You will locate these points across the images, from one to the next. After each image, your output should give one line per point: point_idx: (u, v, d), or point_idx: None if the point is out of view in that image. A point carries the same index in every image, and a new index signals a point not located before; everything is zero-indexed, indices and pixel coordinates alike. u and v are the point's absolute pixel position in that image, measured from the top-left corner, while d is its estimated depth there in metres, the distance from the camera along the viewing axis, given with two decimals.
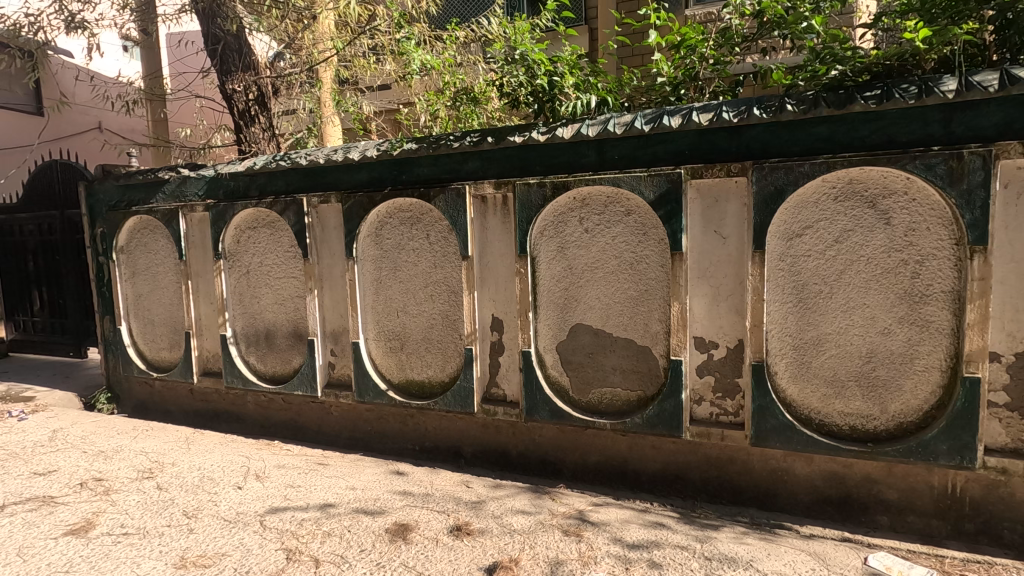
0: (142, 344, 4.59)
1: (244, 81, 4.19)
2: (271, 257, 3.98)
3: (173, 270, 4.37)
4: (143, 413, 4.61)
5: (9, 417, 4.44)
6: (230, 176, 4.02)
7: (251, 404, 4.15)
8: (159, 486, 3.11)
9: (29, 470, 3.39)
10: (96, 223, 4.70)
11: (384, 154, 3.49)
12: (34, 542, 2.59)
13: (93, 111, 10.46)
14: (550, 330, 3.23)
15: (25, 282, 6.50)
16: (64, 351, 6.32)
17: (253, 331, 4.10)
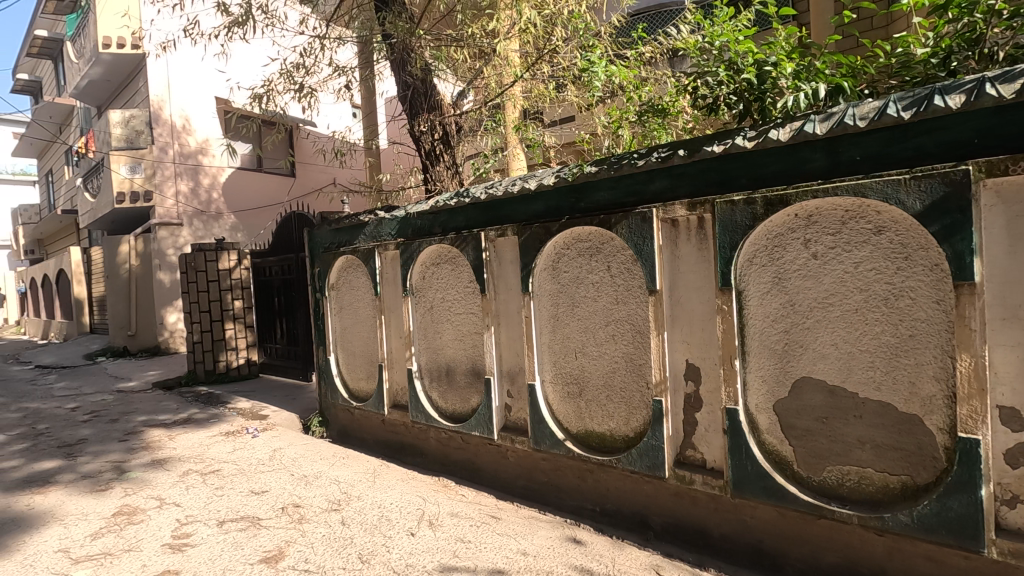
0: (345, 374, 4.94)
1: (429, 121, 4.41)
2: (453, 292, 3.95)
3: (370, 306, 4.65)
4: (344, 439, 4.93)
5: (247, 433, 5.17)
6: (417, 214, 4.12)
7: (432, 440, 4.11)
8: (343, 521, 3.22)
9: (249, 488, 3.81)
10: (314, 263, 5.22)
11: (560, 181, 3.19)
12: (236, 565, 2.78)
13: (328, 170, 12.89)
14: (765, 384, 2.54)
15: (272, 315, 7.71)
16: (296, 373, 7.29)
17: (435, 367, 4.09)
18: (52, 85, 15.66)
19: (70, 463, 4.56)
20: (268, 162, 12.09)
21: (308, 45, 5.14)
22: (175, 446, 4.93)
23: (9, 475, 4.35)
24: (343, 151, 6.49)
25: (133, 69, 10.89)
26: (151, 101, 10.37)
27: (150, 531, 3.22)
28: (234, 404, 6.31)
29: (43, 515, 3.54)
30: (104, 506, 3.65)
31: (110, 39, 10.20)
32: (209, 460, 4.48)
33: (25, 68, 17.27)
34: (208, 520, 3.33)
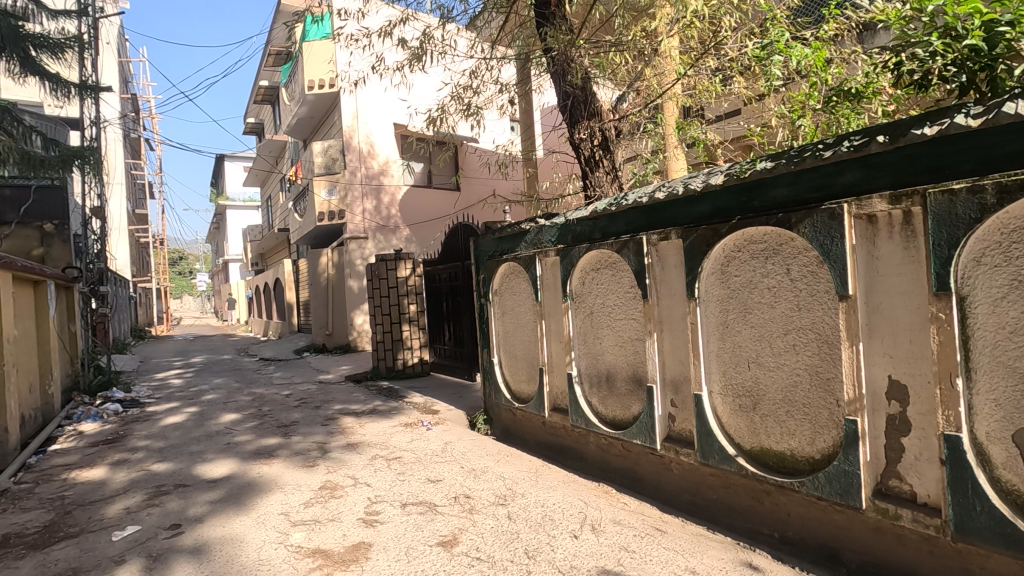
0: (507, 375, 5.17)
1: (589, 127, 4.47)
2: (613, 298, 3.92)
3: (531, 311, 4.81)
4: (506, 437, 5.16)
5: (422, 426, 5.68)
6: (577, 221, 4.15)
7: (592, 445, 4.11)
8: (509, 515, 3.38)
9: (426, 476, 4.17)
10: (479, 270, 5.56)
11: (731, 179, 2.99)
12: (418, 544, 3.06)
13: (488, 182, 13.70)
14: (1000, 409, 2.10)
15: (441, 318, 8.40)
16: (461, 373, 7.83)
17: (595, 372, 4.09)
18: (271, 125, 18.87)
19: (287, 440, 5.43)
20: (437, 178, 13.21)
21: (476, 67, 5.54)
22: (364, 433, 5.60)
23: (246, 447, 5.32)
24: (505, 163, 6.85)
25: (330, 106, 12.68)
26: (344, 131, 11.96)
27: (348, 505, 3.70)
28: (410, 399, 6.98)
29: (269, 482, 4.26)
30: (313, 480, 4.28)
31: (314, 82, 12.00)
32: (392, 447, 5.01)
33: (252, 113, 21.05)
34: (394, 501, 3.72)
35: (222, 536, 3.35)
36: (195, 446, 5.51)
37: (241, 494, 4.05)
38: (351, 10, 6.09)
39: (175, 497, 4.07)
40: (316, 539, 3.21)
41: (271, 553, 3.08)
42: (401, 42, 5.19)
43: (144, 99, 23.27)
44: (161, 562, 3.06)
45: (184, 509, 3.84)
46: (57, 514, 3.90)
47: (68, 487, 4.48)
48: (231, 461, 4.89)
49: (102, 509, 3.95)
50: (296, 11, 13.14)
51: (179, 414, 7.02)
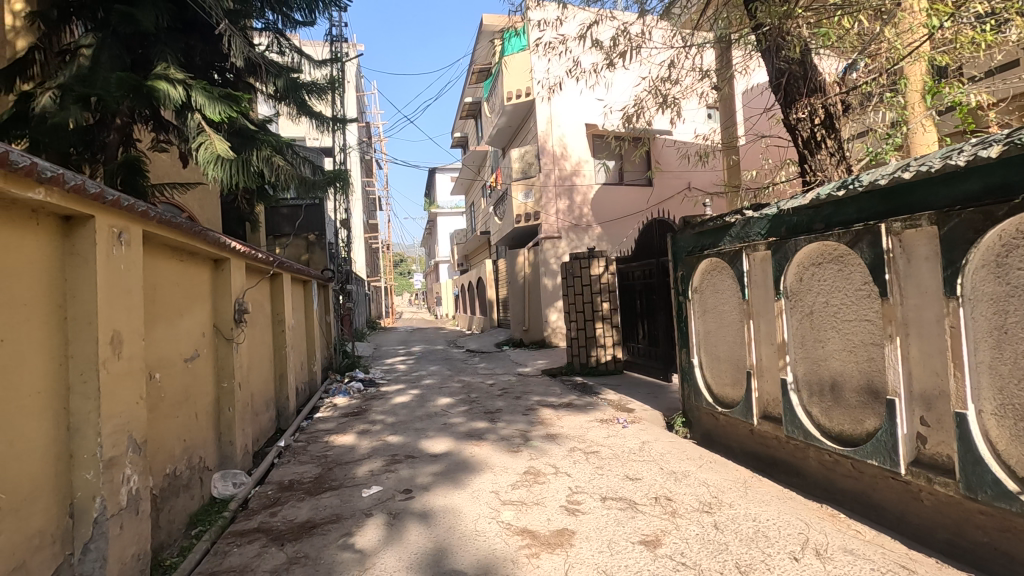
0: (709, 378, 4.88)
1: (809, 105, 4.15)
2: (840, 296, 3.41)
3: (737, 309, 4.46)
4: (708, 443, 4.87)
5: (618, 423, 5.71)
6: (793, 211, 3.70)
7: (813, 461, 3.63)
8: (716, 525, 3.21)
9: (625, 473, 4.18)
10: (678, 267, 5.35)
11: (1010, 148, 2.38)
12: (620, 540, 3.09)
13: (683, 175, 13.12)
14: None
15: (635, 316, 8.30)
16: (656, 373, 7.64)
17: (816, 381, 3.59)
18: (474, 137, 20.66)
19: (493, 426, 5.92)
20: (629, 175, 13.06)
21: (674, 57, 5.36)
22: (562, 424, 5.83)
23: (459, 428, 5.94)
24: (705, 153, 6.49)
25: (526, 113, 13.41)
26: (539, 136, 12.53)
27: (550, 492, 3.89)
28: (604, 396, 7.05)
29: (480, 462, 4.70)
30: (517, 464, 4.60)
31: (512, 92, 12.80)
32: (589, 441, 5.12)
33: (458, 128, 23.29)
34: (593, 494, 3.81)
35: (444, 505, 3.80)
36: (419, 424, 6.33)
37: (458, 470, 4.54)
38: (549, 20, 6.37)
39: (406, 466, 4.74)
40: (524, 519, 3.44)
41: (486, 526, 3.40)
42: (597, 43, 5.27)
43: (375, 125, 27.36)
44: (398, 520, 3.60)
45: (413, 477, 4.45)
46: (323, 470, 4.84)
47: (329, 448, 5.51)
48: (448, 440, 5.51)
49: (354, 469, 4.78)
50: (496, 29, 14.19)
51: (405, 395, 8.13)
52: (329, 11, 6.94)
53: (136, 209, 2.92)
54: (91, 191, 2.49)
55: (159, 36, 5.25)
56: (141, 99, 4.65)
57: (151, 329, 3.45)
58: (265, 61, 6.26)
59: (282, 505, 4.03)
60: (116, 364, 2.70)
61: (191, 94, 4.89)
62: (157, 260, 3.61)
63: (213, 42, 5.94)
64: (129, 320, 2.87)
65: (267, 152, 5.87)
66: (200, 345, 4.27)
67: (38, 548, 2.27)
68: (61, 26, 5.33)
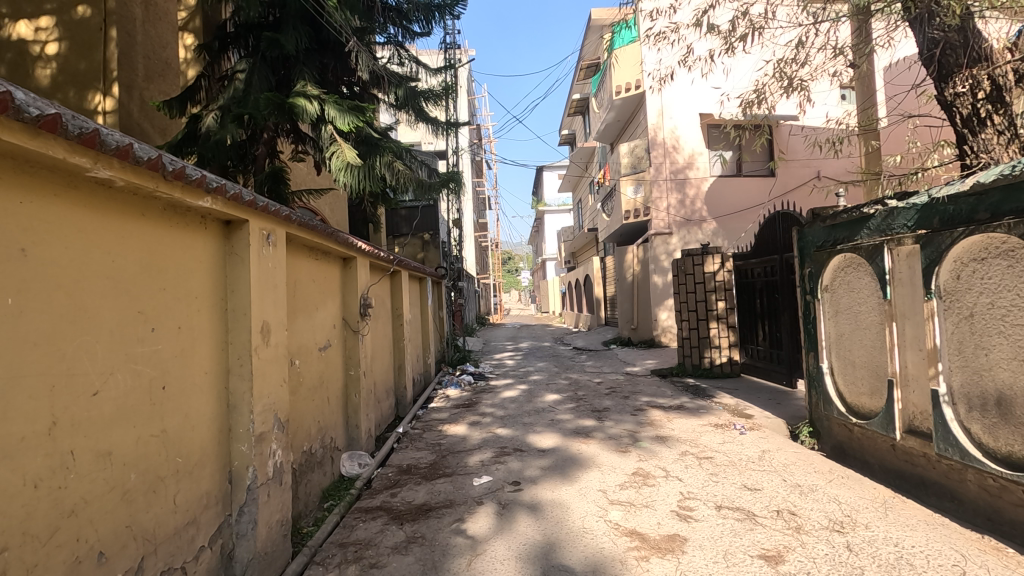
0: (842, 386, 4.43)
1: (971, 78, 3.67)
2: (1011, 296, 2.94)
3: (876, 310, 4.01)
4: (841, 457, 4.42)
5: (735, 429, 5.39)
6: (949, 199, 3.24)
7: (972, 486, 3.16)
8: (849, 546, 2.93)
9: (742, 482, 3.95)
10: (805, 263, 4.92)
11: None
12: (737, 551, 2.93)
13: (812, 163, 12.03)
14: None
15: (754, 316, 7.77)
16: (779, 378, 7.09)
17: (977, 394, 3.12)
18: (582, 134, 20.55)
19: (601, 424, 5.86)
20: (749, 165, 12.24)
21: (801, 36, 4.95)
22: (673, 427, 5.63)
23: (566, 425, 5.96)
24: (838, 139, 5.90)
25: (637, 107, 13.10)
26: (650, 129, 12.17)
27: (661, 496, 3.78)
28: (719, 400, 6.69)
29: (589, 460, 4.68)
30: (626, 464, 4.52)
31: (621, 86, 12.56)
32: (703, 446, 4.89)
33: (566, 126, 23.30)
34: (707, 501, 3.64)
35: (552, 499, 3.84)
36: (527, 418, 6.44)
37: (566, 466, 4.56)
38: (661, 10, 6.18)
39: (515, 459, 4.86)
40: (633, 521, 3.39)
41: (594, 524, 3.39)
42: (714, 28, 5.03)
43: (485, 126, 28.17)
44: (508, 511, 3.70)
45: (522, 470, 4.55)
46: (437, 457, 5.10)
47: (443, 437, 5.78)
48: (555, 436, 5.55)
49: (466, 458, 4.99)
50: (605, 23, 13.97)
51: (514, 390, 8.31)
52: (444, 20, 7.27)
53: (281, 213, 3.29)
54: (246, 199, 2.83)
55: (298, 57, 5.84)
56: (284, 115, 5.20)
57: (293, 321, 3.86)
58: (387, 73, 6.71)
59: (401, 487, 4.31)
60: (265, 351, 3.06)
61: (325, 107, 5.38)
62: (297, 258, 4.03)
63: (343, 59, 6.49)
64: (276, 313, 3.25)
65: (388, 158, 6.31)
66: (332, 335, 4.70)
67: (206, 507, 2.64)
68: (221, 54, 6.09)
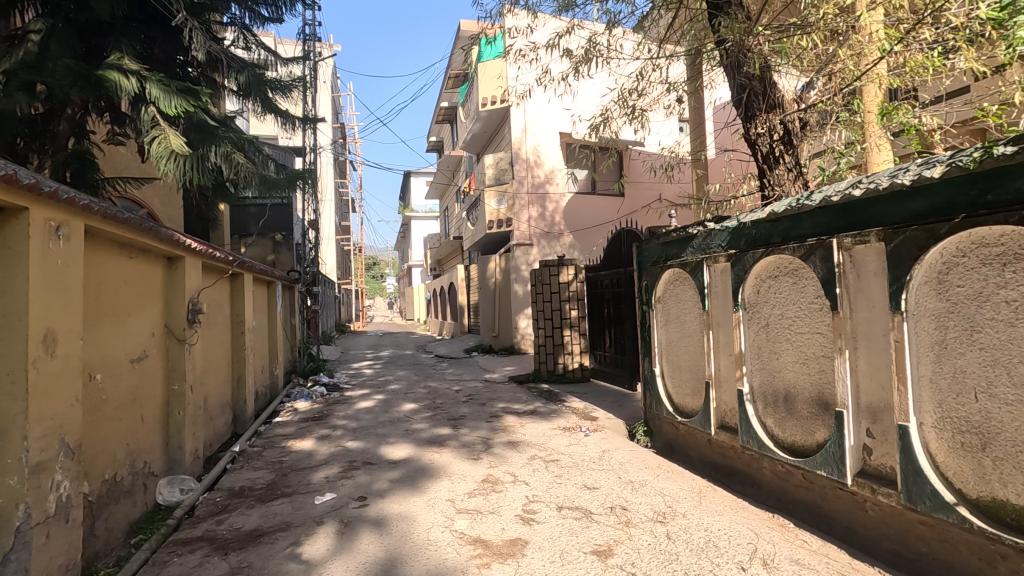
0: (670, 388, 4.91)
1: (768, 122, 4.32)
2: (794, 309, 3.47)
3: (698, 320, 4.50)
4: (668, 452, 4.88)
5: (580, 431, 5.71)
6: (752, 224, 3.74)
7: (766, 471, 3.66)
8: (669, 534, 3.23)
9: (582, 482, 4.18)
10: (642, 276, 5.38)
11: (956, 169, 2.39)
12: (572, 549, 3.07)
13: (654, 186, 13.33)
14: None
15: (602, 325, 8.34)
16: (622, 382, 7.67)
17: (771, 392, 3.64)
18: (449, 142, 20.65)
19: (456, 432, 5.85)
20: (602, 185, 13.20)
21: (642, 69, 5.44)
22: (525, 432, 5.80)
23: (421, 435, 5.85)
24: (671, 166, 6.57)
25: (501, 120, 13.48)
26: (513, 143, 12.60)
27: (507, 501, 3.85)
28: (569, 404, 7.05)
29: (440, 469, 4.63)
30: (477, 472, 4.54)
31: (487, 98, 12.85)
32: (551, 449, 5.10)
33: (434, 133, 23.23)
34: (549, 503, 3.79)
35: (399, 513, 3.73)
36: (381, 429, 6.22)
37: (416, 477, 4.46)
38: (521, 29, 6.44)
39: (364, 473, 4.64)
40: (478, 529, 3.40)
41: (439, 535, 3.34)
42: (566, 52, 5.33)
43: (350, 127, 27.12)
44: (350, 529, 3.51)
45: (370, 484, 4.36)
46: (277, 476, 4.70)
47: (286, 454, 5.36)
48: (408, 446, 5.42)
49: (309, 475, 4.66)
50: (473, 34, 14.23)
51: (369, 400, 8.00)
52: (297, 8, 6.85)
53: (78, 203, 2.80)
54: (22, 182, 2.36)
55: (115, 25, 5.09)
56: (91, 90, 4.49)
57: (92, 329, 3.30)
58: (227, 56, 6.14)
59: (230, 512, 3.89)
60: (48, 365, 2.57)
61: (146, 86, 4.75)
62: (103, 256, 3.47)
63: (174, 35, 5.82)
64: (66, 319, 2.74)
65: (225, 149, 5.75)
66: (149, 345, 4.12)
67: None
68: (10, 11, 5.11)
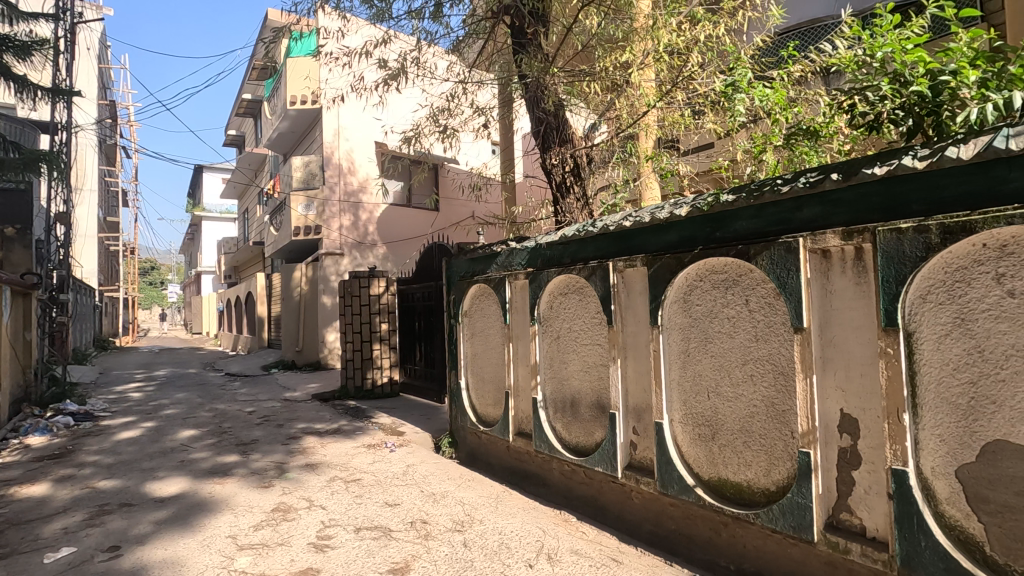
0: (474, 398, 5.08)
1: (560, 154, 4.79)
2: (579, 323, 3.87)
3: (500, 333, 4.75)
4: (471, 461, 5.04)
5: (385, 447, 5.58)
6: (547, 246, 4.09)
7: (555, 472, 4.00)
8: (465, 543, 3.32)
9: (383, 500, 4.08)
10: (450, 290, 5.50)
11: (695, 210, 2.92)
12: (367, 572, 2.97)
13: (467, 205, 13.83)
14: (944, 445, 2.05)
15: (413, 338, 8.30)
16: (431, 395, 7.72)
17: (560, 399, 3.99)
18: (252, 138, 18.82)
19: (245, 459, 5.26)
20: (417, 199, 13.25)
21: (453, 90, 5.63)
22: (325, 453, 5.47)
23: (200, 465, 5.13)
24: (480, 186, 6.89)
25: (312, 121, 12.75)
26: (324, 147, 11.99)
27: (299, 529, 3.58)
28: (376, 419, 6.85)
29: (221, 502, 4.11)
30: (266, 501, 4.14)
31: (296, 96, 12.06)
32: (352, 469, 4.89)
33: (234, 126, 20.97)
34: (347, 525, 3.62)
35: (163, 559, 3.21)
36: (147, 463, 5.30)
37: (190, 514, 3.90)
38: (332, 31, 6.21)
39: (119, 517, 3.90)
40: (262, 564, 3.09)
41: None
42: (378, 62, 5.28)
43: (123, 106, 23.03)
44: None
45: (127, 529, 3.68)
46: None
47: (5, 505, 4.25)
48: (183, 480, 4.71)
49: (39, 527, 3.76)
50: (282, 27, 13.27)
51: (135, 429, 6.78)
52: None
53: None
54: None
55: None
56: None
57: None
58: None
59: None
60: None
61: None
62: None
63: None
64: None
65: None
66: None
67: None
68: None
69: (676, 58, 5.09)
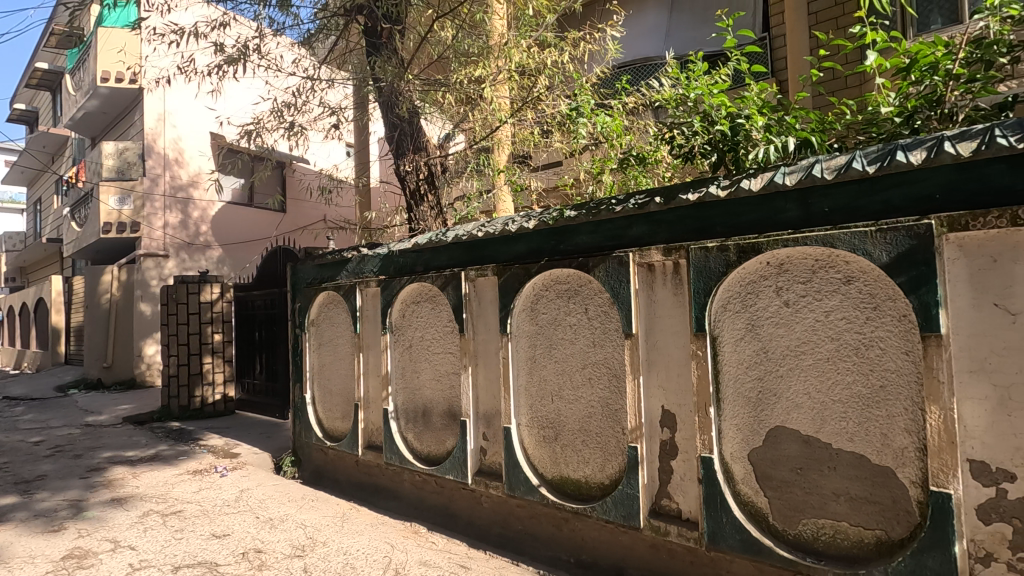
0: (321, 412, 4.79)
1: (414, 161, 4.75)
2: (432, 331, 3.86)
3: (349, 343, 4.55)
4: (316, 479, 4.74)
5: (215, 472, 5.01)
6: (400, 253, 4.01)
7: (406, 484, 3.92)
8: (305, 568, 3.11)
9: (210, 531, 3.66)
10: (295, 298, 5.14)
11: (542, 223, 3.08)
12: None
13: (317, 208, 13.05)
14: (740, 433, 2.41)
15: (252, 350, 7.59)
16: (272, 411, 7.12)
17: (411, 408, 3.93)
18: (49, 116, 15.86)
19: (27, 499, 4.37)
20: (259, 198, 12.18)
21: (300, 86, 5.31)
22: (138, 484, 4.75)
23: None
24: (331, 189, 6.57)
25: (130, 103, 11.13)
26: (145, 133, 10.54)
27: None
28: (204, 442, 6.13)
29: None
30: (55, 547, 3.48)
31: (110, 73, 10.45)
32: (173, 500, 4.31)
33: (24, 99, 17.53)
34: (162, 565, 3.17)
35: None
36: None
37: None
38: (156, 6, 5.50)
39: None
40: None
41: None
42: (212, 46, 4.79)
43: None
44: None
45: None
46: None
47: None
48: None
49: None
50: None
51: None
52: None
53: None
54: None
55: None
56: None
57: None
58: None
59: None
60: None
61: None
62: None
63: None
64: None
65: None
66: None
67: None
68: None
69: (525, 79, 5.36)
